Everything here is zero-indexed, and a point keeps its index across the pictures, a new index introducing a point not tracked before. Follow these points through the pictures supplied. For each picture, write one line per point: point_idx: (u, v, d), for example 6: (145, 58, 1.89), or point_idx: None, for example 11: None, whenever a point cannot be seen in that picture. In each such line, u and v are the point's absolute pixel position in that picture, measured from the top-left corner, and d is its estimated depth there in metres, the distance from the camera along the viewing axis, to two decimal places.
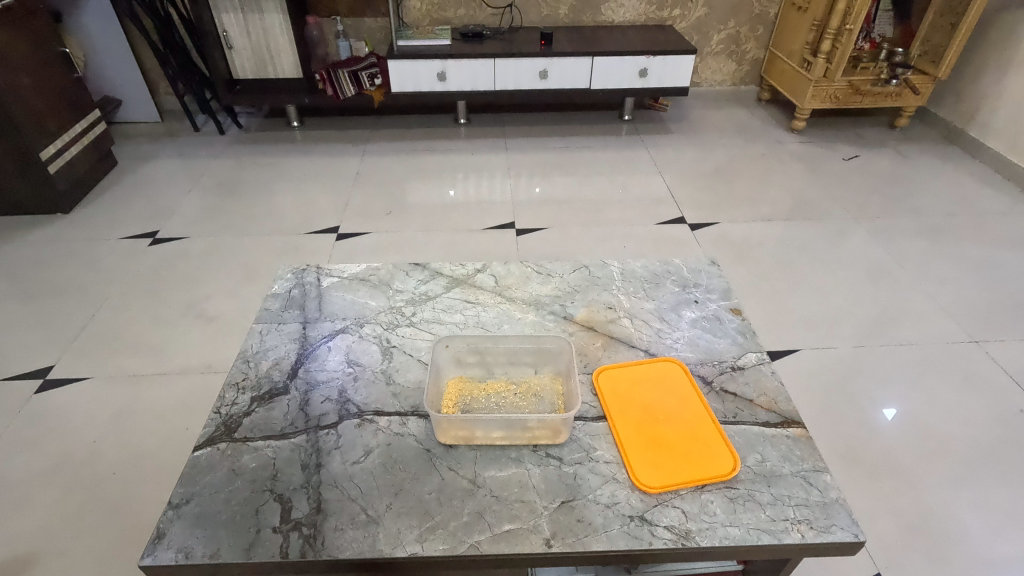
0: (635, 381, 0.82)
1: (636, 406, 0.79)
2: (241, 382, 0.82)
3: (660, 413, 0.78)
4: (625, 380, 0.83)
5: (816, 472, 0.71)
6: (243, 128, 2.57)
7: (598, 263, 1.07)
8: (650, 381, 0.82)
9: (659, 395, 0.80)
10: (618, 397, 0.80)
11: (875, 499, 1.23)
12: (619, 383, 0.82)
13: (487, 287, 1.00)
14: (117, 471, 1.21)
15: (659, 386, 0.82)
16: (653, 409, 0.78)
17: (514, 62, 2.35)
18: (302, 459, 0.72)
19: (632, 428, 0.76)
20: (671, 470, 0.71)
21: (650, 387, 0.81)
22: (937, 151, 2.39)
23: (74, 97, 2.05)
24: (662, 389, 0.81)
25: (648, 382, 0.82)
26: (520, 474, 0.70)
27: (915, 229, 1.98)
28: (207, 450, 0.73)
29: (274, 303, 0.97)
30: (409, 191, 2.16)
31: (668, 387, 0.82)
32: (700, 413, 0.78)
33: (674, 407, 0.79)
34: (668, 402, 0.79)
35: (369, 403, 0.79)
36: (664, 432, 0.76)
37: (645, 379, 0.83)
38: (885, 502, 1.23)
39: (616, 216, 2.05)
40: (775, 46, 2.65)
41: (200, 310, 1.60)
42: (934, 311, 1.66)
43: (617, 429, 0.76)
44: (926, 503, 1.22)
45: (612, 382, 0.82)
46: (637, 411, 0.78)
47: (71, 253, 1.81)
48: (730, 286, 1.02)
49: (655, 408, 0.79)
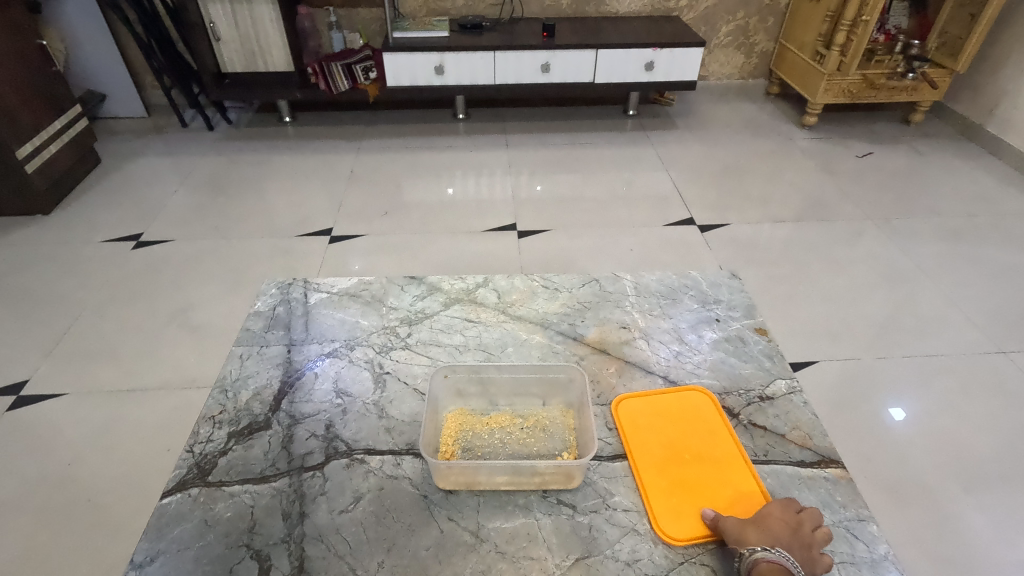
0: (659, 413, 0.75)
1: (659, 442, 0.72)
2: (217, 416, 0.74)
3: (685, 452, 0.71)
4: (647, 412, 0.75)
5: (860, 522, 0.63)
6: (233, 124, 2.48)
7: (609, 276, 0.99)
8: (676, 415, 0.75)
9: (686, 431, 0.73)
10: (638, 431, 0.73)
11: (903, 522, 1.15)
12: (641, 414, 0.75)
13: (489, 303, 0.92)
14: (93, 497, 1.13)
15: (685, 421, 0.74)
16: (678, 447, 0.71)
17: (515, 55, 2.25)
18: (284, 507, 0.64)
19: (655, 466, 0.69)
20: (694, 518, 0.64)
21: (676, 420, 0.74)
22: (954, 148, 2.31)
23: (53, 92, 1.95)
24: (690, 424, 0.74)
25: (675, 416, 0.75)
26: (529, 525, 0.63)
27: (933, 231, 1.90)
28: (176, 497, 0.65)
29: (257, 321, 0.89)
30: (405, 191, 2.07)
31: (698, 422, 0.74)
32: (732, 454, 0.70)
33: (702, 446, 0.71)
34: (695, 440, 0.72)
35: (360, 439, 0.71)
36: (691, 474, 0.68)
37: (671, 412, 0.75)
38: (914, 525, 1.15)
39: (621, 216, 1.96)
40: (785, 38, 2.55)
41: (186, 319, 1.52)
42: (957, 318, 1.59)
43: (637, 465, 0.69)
44: (959, 526, 1.14)
45: (634, 413, 0.75)
46: (661, 449, 0.71)
47: (50, 258, 1.73)
48: (754, 303, 0.94)
49: (680, 447, 0.71)
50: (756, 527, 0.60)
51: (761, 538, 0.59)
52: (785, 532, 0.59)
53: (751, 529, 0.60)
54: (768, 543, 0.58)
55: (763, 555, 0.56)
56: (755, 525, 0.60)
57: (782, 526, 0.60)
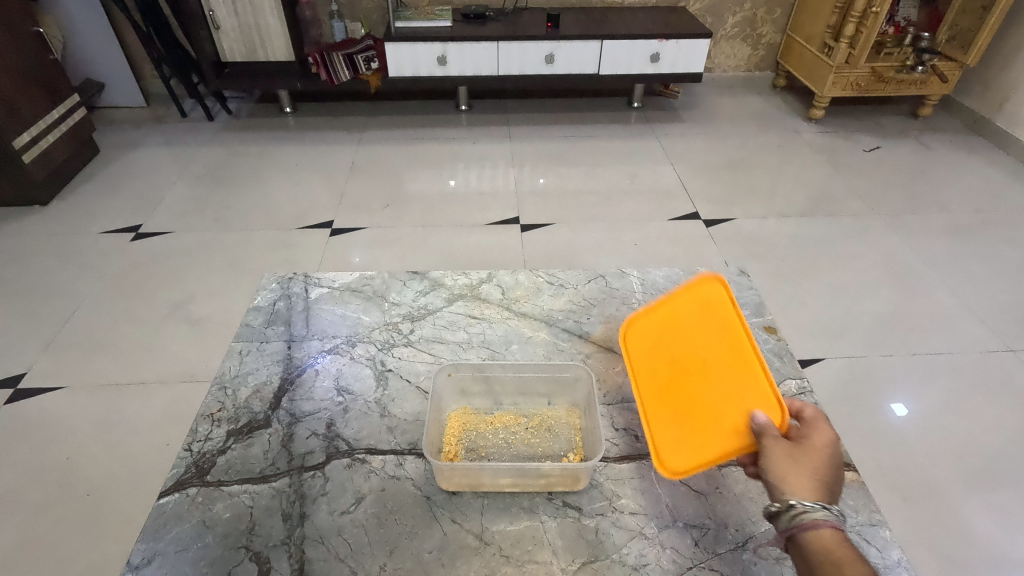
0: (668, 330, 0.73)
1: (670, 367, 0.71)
2: (216, 413, 0.73)
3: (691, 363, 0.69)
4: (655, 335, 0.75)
5: (873, 527, 0.62)
6: (233, 114, 2.45)
7: (615, 272, 0.97)
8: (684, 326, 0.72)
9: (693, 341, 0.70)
10: (645, 347, 0.75)
11: (911, 522, 1.14)
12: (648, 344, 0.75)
13: (493, 300, 0.91)
14: (92, 493, 1.12)
15: (696, 324, 0.71)
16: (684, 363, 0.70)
17: (518, 46, 2.22)
18: (284, 508, 0.63)
19: (660, 386, 0.71)
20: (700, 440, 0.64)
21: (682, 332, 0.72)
22: (963, 143, 2.28)
23: (51, 81, 1.93)
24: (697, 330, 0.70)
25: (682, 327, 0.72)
26: (534, 528, 0.61)
27: (941, 227, 1.88)
28: (174, 496, 0.64)
29: (256, 317, 0.88)
30: (407, 182, 2.05)
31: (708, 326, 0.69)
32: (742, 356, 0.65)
33: (709, 353, 0.68)
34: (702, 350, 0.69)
35: (361, 439, 0.70)
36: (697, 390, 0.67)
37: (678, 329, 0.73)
38: (921, 525, 1.13)
39: (625, 210, 1.94)
40: (793, 29, 2.52)
41: (185, 312, 1.50)
42: (965, 315, 1.57)
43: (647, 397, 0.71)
44: (968, 526, 1.13)
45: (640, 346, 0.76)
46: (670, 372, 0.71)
47: (48, 249, 1.71)
48: (763, 301, 0.92)
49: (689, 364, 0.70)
50: (807, 473, 0.56)
51: (812, 492, 0.55)
52: (830, 484, 0.56)
53: (803, 479, 0.56)
54: (817, 498, 0.54)
55: (827, 514, 0.53)
56: (805, 472, 0.56)
57: (826, 475, 0.57)
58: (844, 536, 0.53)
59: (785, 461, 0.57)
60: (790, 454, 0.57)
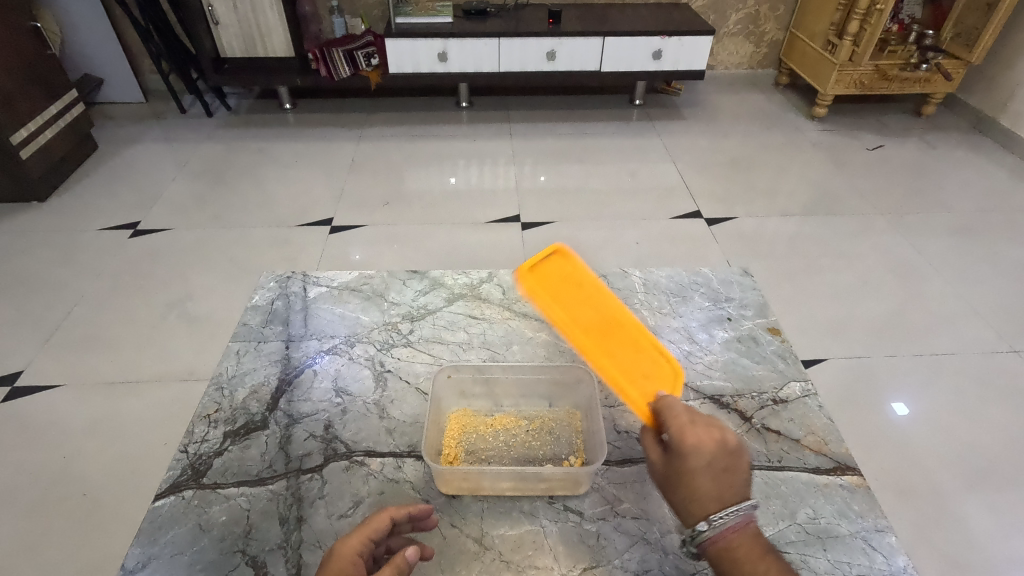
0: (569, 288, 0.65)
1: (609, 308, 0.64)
2: (212, 415, 0.72)
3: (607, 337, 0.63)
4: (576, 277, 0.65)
5: (878, 533, 0.61)
6: (232, 110, 2.44)
7: (617, 272, 0.96)
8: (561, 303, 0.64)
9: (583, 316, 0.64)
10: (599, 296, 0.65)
11: (914, 524, 1.13)
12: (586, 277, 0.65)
13: (493, 300, 0.90)
14: (88, 492, 1.11)
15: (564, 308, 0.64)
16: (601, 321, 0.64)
17: (520, 43, 2.21)
18: (281, 511, 0.62)
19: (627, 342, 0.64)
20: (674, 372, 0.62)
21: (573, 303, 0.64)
22: (966, 142, 2.27)
23: (49, 76, 1.91)
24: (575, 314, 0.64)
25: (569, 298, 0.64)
26: (534, 532, 0.61)
27: (944, 226, 1.87)
28: (170, 499, 0.63)
29: (254, 316, 0.87)
30: (407, 179, 2.04)
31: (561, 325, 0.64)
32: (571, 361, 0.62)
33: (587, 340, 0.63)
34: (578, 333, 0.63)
35: (360, 441, 0.69)
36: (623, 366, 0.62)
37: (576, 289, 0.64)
38: (926, 529, 1.12)
39: (626, 208, 1.93)
40: (796, 27, 2.50)
41: (184, 310, 1.49)
42: (968, 316, 1.56)
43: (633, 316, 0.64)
44: (972, 529, 1.12)
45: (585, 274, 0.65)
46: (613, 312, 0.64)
47: (46, 246, 1.70)
48: (767, 301, 0.91)
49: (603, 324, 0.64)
50: (702, 487, 0.54)
51: (706, 507, 0.53)
52: (725, 483, 0.54)
53: (695, 497, 0.54)
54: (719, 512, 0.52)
55: (722, 529, 0.52)
56: (696, 487, 0.54)
57: (722, 474, 0.54)
58: (747, 540, 0.52)
59: (673, 482, 0.56)
60: (675, 470, 0.55)
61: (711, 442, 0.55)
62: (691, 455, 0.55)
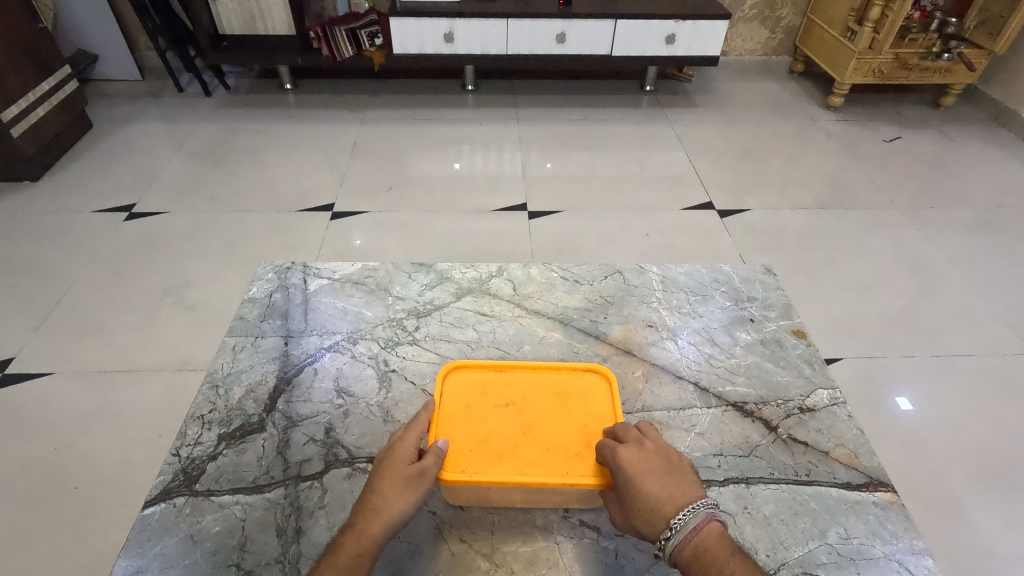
0: (468, 404, 0.68)
1: (515, 394, 0.69)
2: (207, 415, 0.68)
3: (529, 425, 0.66)
4: (471, 387, 0.70)
5: (915, 555, 0.57)
6: (231, 90, 2.37)
7: (634, 268, 0.92)
8: (466, 421, 0.66)
9: (494, 421, 0.66)
10: (501, 385, 0.70)
11: (937, 532, 1.08)
12: (481, 381, 0.71)
13: (503, 295, 0.86)
14: (81, 485, 1.07)
15: (477, 415, 0.67)
16: (516, 413, 0.67)
17: (529, 24, 2.13)
18: (279, 522, 0.58)
19: (550, 410, 0.68)
20: (597, 402, 0.69)
21: (482, 418, 0.67)
22: (986, 135, 2.20)
23: (41, 51, 1.85)
24: (489, 416, 0.67)
25: (474, 414, 0.67)
26: (549, 548, 0.57)
27: (963, 222, 1.81)
28: (161, 507, 0.59)
29: (251, 309, 0.82)
30: (411, 164, 1.98)
31: (475, 450, 0.63)
32: (505, 459, 0.62)
33: (511, 432, 0.65)
34: (500, 444, 0.64)
35: (363, 446, 0.66)
36: (557, 438, 0.65)
37: (477, 407, 0.68)
38: (949, 537, 1.07)
39: (636, 197, 1.88)
40: (814, 12, 2.42)
41: (180, 297, 1.45)
42: (987, 314, 1.51)
43: (539, 371, 0.72)
44: (998, 538, 1.07)
45: (477, 378, 0.71)
46: (521, 393, 0.69)
47: (39, 227, 1.65)
48: (791, 302, 0.87)
49: (518, 415, 0.67)
50: (653, 495, 0.55)
51: (663, 518, 0.53)
52: (672, 485, 0.56)
53: (650, 509, 0.54)
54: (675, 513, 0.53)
55: (685, 532, 0.52)
56: (646, 496, 0.55)
57: (664, 476, 0.56)
58: (713, 539, 0.52)
59: (625, 506, 0.56)
60: (625, 496, 0.56)
61: (644, 451, 0.58)
62: (632, 468, 0.57)
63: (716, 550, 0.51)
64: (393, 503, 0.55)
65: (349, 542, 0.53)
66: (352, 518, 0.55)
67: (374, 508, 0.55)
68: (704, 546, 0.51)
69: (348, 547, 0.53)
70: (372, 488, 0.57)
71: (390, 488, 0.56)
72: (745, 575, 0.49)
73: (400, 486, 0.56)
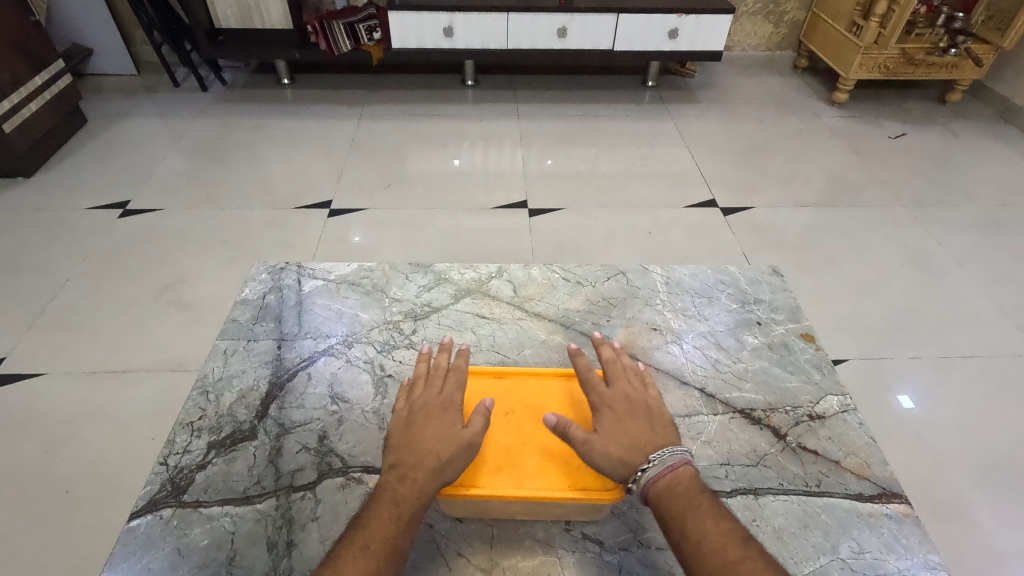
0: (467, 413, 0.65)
1: (519, 400, 0.67)
2: (195, 422, 0.66)
3: (529, 433, 0.63)
4: (470, 395, 0.67)
5: (930, 572, 0.55)
6: (228, 85, 2.34)
7: (637, 269, 0.90)
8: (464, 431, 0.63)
9: (494, 431, 0.64)
10: (501, 393, 0.68)
11: (948, 538, 1.05)
12: (480, 390, 0.68)
13: (503, 297, 0.85)
14: (71, 488, 1.05)
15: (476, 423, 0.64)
16: (516, 422, 0.65)
17: (530, 18, 2.10)
18: (269, 535, 0.57)
19: (554, 417, 0.65)
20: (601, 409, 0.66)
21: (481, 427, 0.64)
22: (993, 131, 2.18)
23: (34, 45, 1.82)
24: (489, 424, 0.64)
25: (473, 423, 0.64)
26: (549, 563, 0.57)
27: (969, 220, 1.79)
28: (146, 519, 0.57)
29: (243, 311, 0.81)
30: (410, 160, 1.96)
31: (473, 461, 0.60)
32: (504, 468, 0.60)
33: (511, 440, 0.63)
34: (500, 455, 0.61)
35: (358, 455, 0.64)
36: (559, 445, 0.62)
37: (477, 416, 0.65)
38: (960, 543, 1.04)
39: (638, 194, 1.85)
40: (818, 6, 2.39)
41: (175, 295, 1.42)
42: (995, 314, 1.49)
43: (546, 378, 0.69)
44: (1011, 542, 1.04)
45: (477, 386, 0.68)
46: (526, 398, 0.67)
47: (32, 224, 1.63)
48: (799, 305, 0.85)
49: (518, 424, 0.64)
50: (635, 436, 0.59)
51: (642, 455, 0.58)
52: (652, 430, 0.60)
53: (630, 447, 0.58)
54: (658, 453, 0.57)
55: (663, 465, 0.56)
56: (629, 435, 0.59)
57: (644, 423, 0.61)
58: (685, 478, 0.56)
59: (607, 439, 0.59)
60: (609, 433, 0.59)
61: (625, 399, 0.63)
62: (617, 413, 0.61)
63: (689, 487, 0.55)
64: (448, 464, 0.57)
65: (406, 492, 0.55)
66: (409, 467, 0.56)
67: (431, 460, 0.57)
68: (678, 478, 0.56)
69: (407, 497, 0.54)
70: (426, 440, 0.59)
71: (446, 444, 0.58)
72: (712, 507, 0.53)
73: (457, 444, 0.58)
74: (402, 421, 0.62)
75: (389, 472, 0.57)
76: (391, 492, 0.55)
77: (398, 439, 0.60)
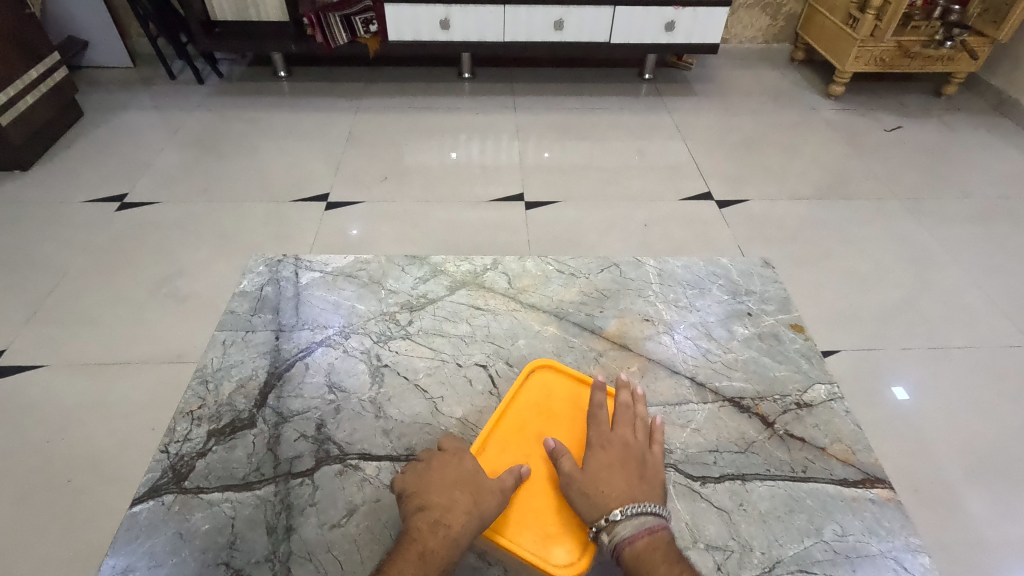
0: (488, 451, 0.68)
1: (527, 426, 0.70)
2: (195, 411, 0.70)
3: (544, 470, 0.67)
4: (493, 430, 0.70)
5: (911, 552, 0.58)
6: (224, 77, 2.34)
7: (630, 260, 0.94)
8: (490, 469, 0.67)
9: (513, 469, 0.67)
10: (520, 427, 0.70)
11: (938, 530, 1.07)
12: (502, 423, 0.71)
13: (499, 288, 0.89)
14: (73, 478, 1.06)
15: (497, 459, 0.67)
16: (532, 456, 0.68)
17: (527, 11, 2.10)
18: (268, 519, 0.61)
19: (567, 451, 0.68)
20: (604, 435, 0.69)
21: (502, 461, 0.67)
22: (987, 124, 2.19)
23: (29, 38, 1.81)
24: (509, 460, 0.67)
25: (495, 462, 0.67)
26: None
27: (963, 213, 1.80)
28: (149, 504, 0.61)
29: (241, 303, 0.85)
30: (407, 153, 1.96)
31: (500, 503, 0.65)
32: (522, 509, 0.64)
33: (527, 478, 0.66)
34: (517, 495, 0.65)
35: (355, 442, 0.68)
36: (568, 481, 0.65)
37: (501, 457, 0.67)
38: (949, 531, 1.05)
39: (633, 187, 1.86)
40: None
41: (173, 288, 1.43)
42: (984, 304, 1.51)
43: (559, 403, 0.72)
44: (1007, 533, 1.05)
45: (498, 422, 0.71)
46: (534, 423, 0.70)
47: (30, 217, 1.63)
48: (789, 296, 0.88)
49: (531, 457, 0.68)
50: (618, 481, 0.62)
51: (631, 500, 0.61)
52: (644, 479, 0.63)
53: (621, 494, 0.61)
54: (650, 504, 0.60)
55: (638, 527, 0.58)
56: (620, 484, 0.62)
57: (638, 469, 0.64)
58: (659, 543, 0.58)
59: (599, 483, 0.62)
60: (601, 477, 0.63)
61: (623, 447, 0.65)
62: (610, 460, 0.64)
63: (663, 550, 0.57)
64: (475, 513, 0.60)
65: (435, 545, 0.57)
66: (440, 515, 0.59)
67: (460, 510, 0.60)
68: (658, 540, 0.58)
69: (436, 551, 0.57)
70: (450, 487, 0.62)
71: (475, 496, 0.61)
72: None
73: (486, 491, 0.62)
74: (422, 468, 0.64)
75: (421, 518, 0.59)
76: (421, 545, 0.57)
77: (421, 489, 0.62)
